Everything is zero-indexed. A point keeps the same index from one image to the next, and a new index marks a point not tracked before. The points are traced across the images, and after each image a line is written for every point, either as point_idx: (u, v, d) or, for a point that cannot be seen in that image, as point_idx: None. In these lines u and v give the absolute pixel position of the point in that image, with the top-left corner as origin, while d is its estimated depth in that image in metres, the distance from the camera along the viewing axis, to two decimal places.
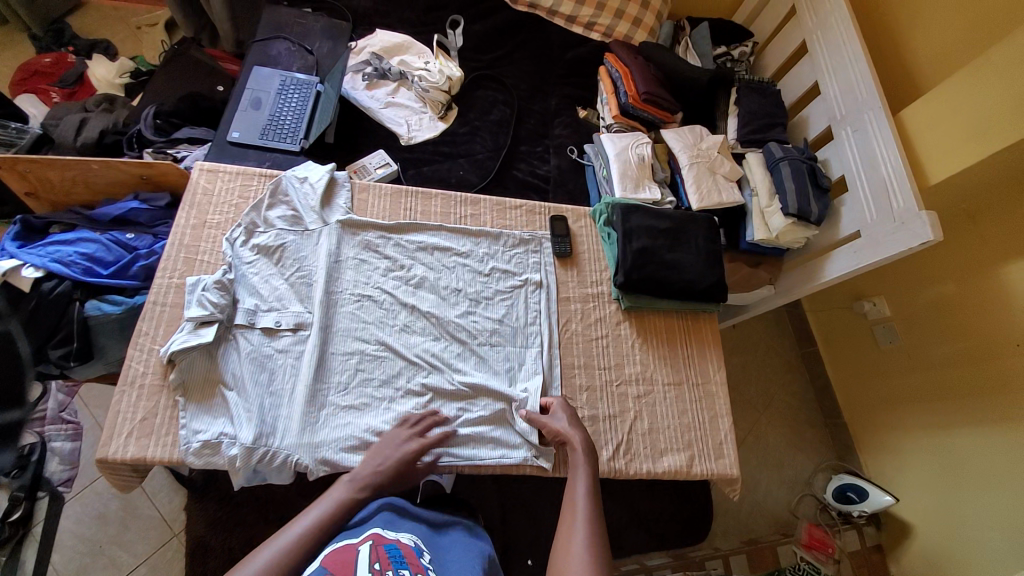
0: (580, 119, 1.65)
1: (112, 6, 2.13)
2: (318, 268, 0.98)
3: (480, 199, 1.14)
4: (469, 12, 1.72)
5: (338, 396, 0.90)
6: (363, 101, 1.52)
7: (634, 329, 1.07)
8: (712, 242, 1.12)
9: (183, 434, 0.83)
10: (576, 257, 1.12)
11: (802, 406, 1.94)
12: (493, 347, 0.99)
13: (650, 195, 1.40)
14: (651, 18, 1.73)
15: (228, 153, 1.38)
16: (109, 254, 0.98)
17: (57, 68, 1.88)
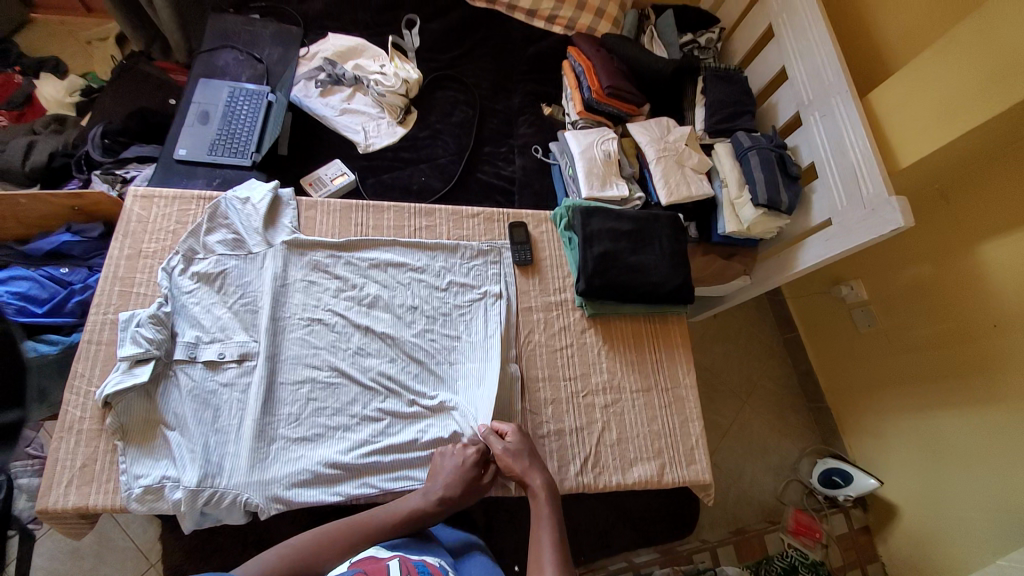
0: (545, 116, 1.60)
1: (57, 19, 2.04)
2: (263, 294, 0.93)
3: (435, 210, 1.09)
4: (426, 11, 1.66)
5: (288, 428, 0.86)
6: (316, 109, 1.46)
7: (600, 336, 1.04)
8: (677, 242, 1.08)
9: (124, 480, 0.79)
10: (537, 264, 1.08)
11: (787, 393, 1.92)
12: (453, 365, 0.95)
13: (617, 193, 1.37)
14: (614, 9, 1.68)
15: (175, 172, 1.32)
16: (43, 292, 0.95)
17: (3, 89, 1.81)
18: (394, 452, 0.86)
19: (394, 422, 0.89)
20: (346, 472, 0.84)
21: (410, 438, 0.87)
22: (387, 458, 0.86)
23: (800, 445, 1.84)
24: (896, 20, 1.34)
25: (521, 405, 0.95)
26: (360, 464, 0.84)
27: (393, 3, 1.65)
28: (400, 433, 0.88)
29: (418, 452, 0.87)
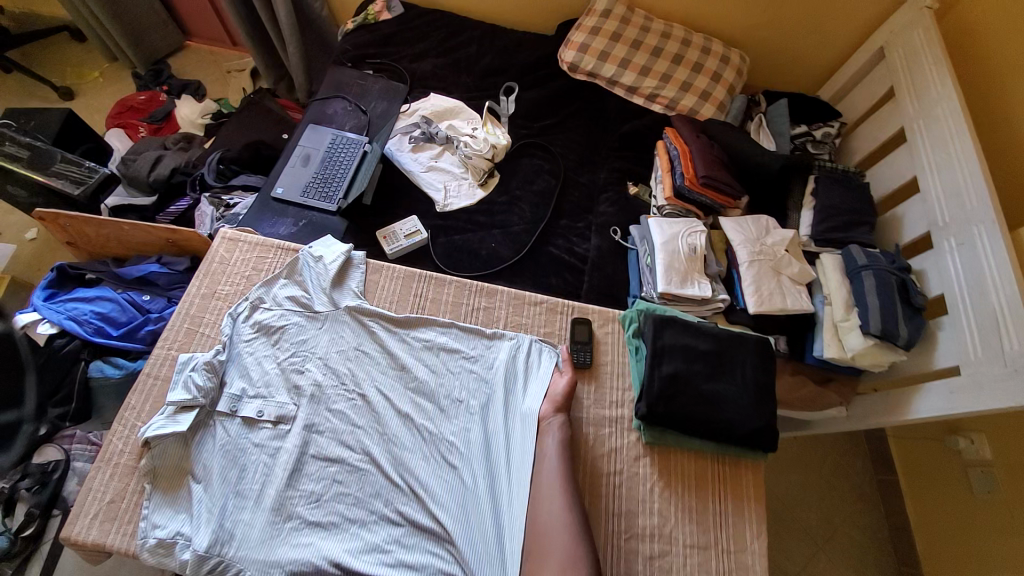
0: (630, 195, 1.52)
1: (210, 51, 2.36)
2: (315, 358, 0.92)
3: (497, 292, 1.04)
4: (526, 79, 1.69)
5: (307, 509, 0.81)
6: (405, 163, 1.51)
7: (655, 469, 0.90)
8: (763, 372, 0.94)
9: (142, 527, 0.79)
10: (596, 369, 0.98)
11: (871, 546, 1.60)
12: (485, 472, 0.86)
13: (697, 293, 1.25)
14: (721, 93, 1.60)
15: (270, 208, 1.41)
16: (122, 315, 1.00)
17: (149, 104, 2.09)
18: (404, 568, 0.78)
19: (414, 531, 0.81)
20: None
21: (424, 558, 0.79)
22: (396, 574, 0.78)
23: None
24: None
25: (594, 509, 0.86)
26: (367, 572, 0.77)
27: (496, 69, 1.70)
28: (416, 547, 0.80)
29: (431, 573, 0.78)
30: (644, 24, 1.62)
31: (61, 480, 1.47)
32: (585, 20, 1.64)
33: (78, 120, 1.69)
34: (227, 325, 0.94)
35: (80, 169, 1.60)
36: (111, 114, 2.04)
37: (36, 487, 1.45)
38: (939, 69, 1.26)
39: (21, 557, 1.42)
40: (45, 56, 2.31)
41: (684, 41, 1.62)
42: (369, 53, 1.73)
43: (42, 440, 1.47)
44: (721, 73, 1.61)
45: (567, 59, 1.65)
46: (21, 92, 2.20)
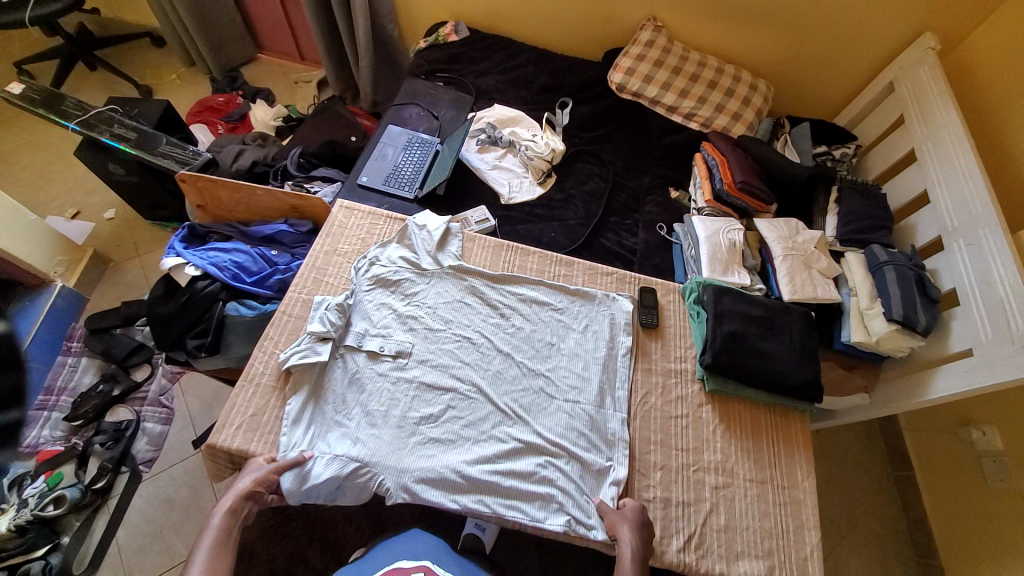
0: (672, 199, 1.70)
1: (279, 64, 2.60)
2: (426, 305, 1.07)
3: (574, 262, 1.19)
4: (578, 97, 1.91)
5: (427, 427, 0.94)
6: (474, 162, 1.69)
7: (716, 414, 1.04)
8: (807, 336, 1.09)
9: (283, 442, 0.91)
10: (661, 329, 1.12)
11: (892, 539, 1.70)
12: (576, 405, 0.99)
13: (738, 280, 1.41)
14: (751, 114, 1.82)
15: (355, 194, 1.59)
16: (254, 265, 1.14)
17: (226, 106, 2.29)
18: (513, 477, 0.91)
19: (520, 449, 0.94)
20: (467, 483, 0.89)
21: (530, 468, 0.92)
22: (506, 482, 0.90)
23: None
24: None
25: (685, 429, 1.01)
26: (483, 478, 0.89)
27: (551, 87, 1.92)
28: (522, 461, 0.93)
29: (535, 484, 0.91)
30: (683, 53, 1.85)
31: (132, 438, 1.54)
32: (631, 48, 1.87)
33: (173, 114, 1.84)
34: (351, 275, 1.10)
35: (183, 151, 1.68)
36: (192, 112, 2.24)
37: (109, 443, 1.52)
38: (943, 99, 1.46)
39: (90, 509, 1.46)
40: (125, 58, 2.52)
41: (718, 69, 1.84)
42: (438, 69, 1.95)
43: (115, 400, 1.58)
44: (751, 98, 1.83)
45: (615, 81, 1.86)
46: (104, 87, 2.39)
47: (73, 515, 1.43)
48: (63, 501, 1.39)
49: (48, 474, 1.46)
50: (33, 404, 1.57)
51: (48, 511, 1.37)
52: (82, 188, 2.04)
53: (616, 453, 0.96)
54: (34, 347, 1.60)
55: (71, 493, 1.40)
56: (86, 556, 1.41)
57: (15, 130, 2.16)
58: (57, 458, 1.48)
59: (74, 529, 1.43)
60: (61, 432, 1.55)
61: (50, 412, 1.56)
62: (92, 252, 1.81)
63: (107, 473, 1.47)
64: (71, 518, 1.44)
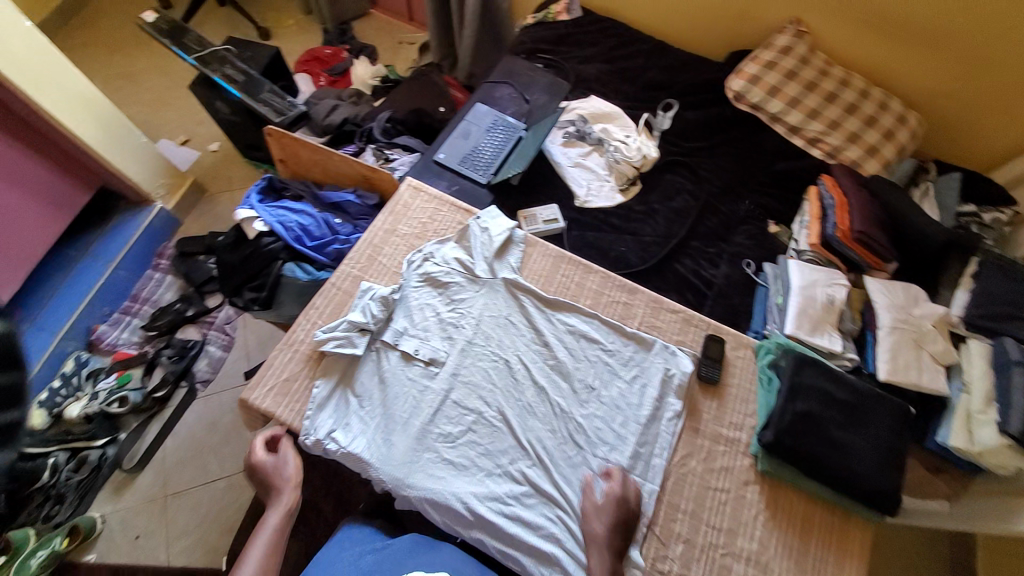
0: (769, 233, 1.51)
1: (388, 21, 2.60)
2: (469, 315, 1.02)
3: (638, 290, 1.08)
4: (686, 100, 1.72)
5: (443, 446, 0.91)
6: (556, 155, 1.58)
7: (763, 498, 0.91)
8: (895, 439, 0.92)
9: (307, 425, 0.91)
10: (722, 388, 0.99)
11: None
12: (604, 462, 0.91)
13: (827, 345, 1.22)
14: (891, 151, 1.56)
15: (430, 170, 1.57)
16: (317, 230, 1.15)
17: (332, 58, 2.34)
18: (519, 525, 0.85)
19: (532, 494, 0.88)
20: (472, 518, 0.85)
21: (540, 521, 0.85)
22: (510, 527, 0.85)
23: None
24: None
25: (723, 508, 0.89)
26: (489, 517, 0.85)
27: (658, 85, 1.75)
28: (531, 508, 0.87)
29: (540, 540, 0.84)
30: (823, 68, 1.63)
31: (194, 357, 1.69)
32: (761, 54, 1.65)
33: (281, 61, 1.90)
34: (404, 267, 1.07)
35: (282, 101, 1.76)
36: (300, 60, 2.32)
37: (174, 358, 1.67)
38: None
39: (148, 412, 1.63)
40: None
41: (864, 93, 1.61)
42: (541, 49, 1.84)
43: (186, 319, 1.72)
44: (896, 132, 1.57)
45: (734, 88, 1.65)
46: (228, 25, 2.52)
47: (133, 415, 1.61)
48: (126, 402, 1.57)
49: (119, 373, 1.62)
50: (118, 308, 1.75)
51: (114, 407, 1.56)
52: (194, 119, 2.19)
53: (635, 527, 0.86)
54: (126, 258, 1.75)
55: (135, 397, 1.58)
56: (137, 455, 1.58)
57: (148, 55, 2.34)
58: (129, 361, 1.64)
59: (132, 427, 1.61)
60: (137, 338, 1.71)
61: (131, 318, 1.74)
62: (190, 181, 1.94)
63: (168, 385, 1.63)
64: (130, 417, 1.62)
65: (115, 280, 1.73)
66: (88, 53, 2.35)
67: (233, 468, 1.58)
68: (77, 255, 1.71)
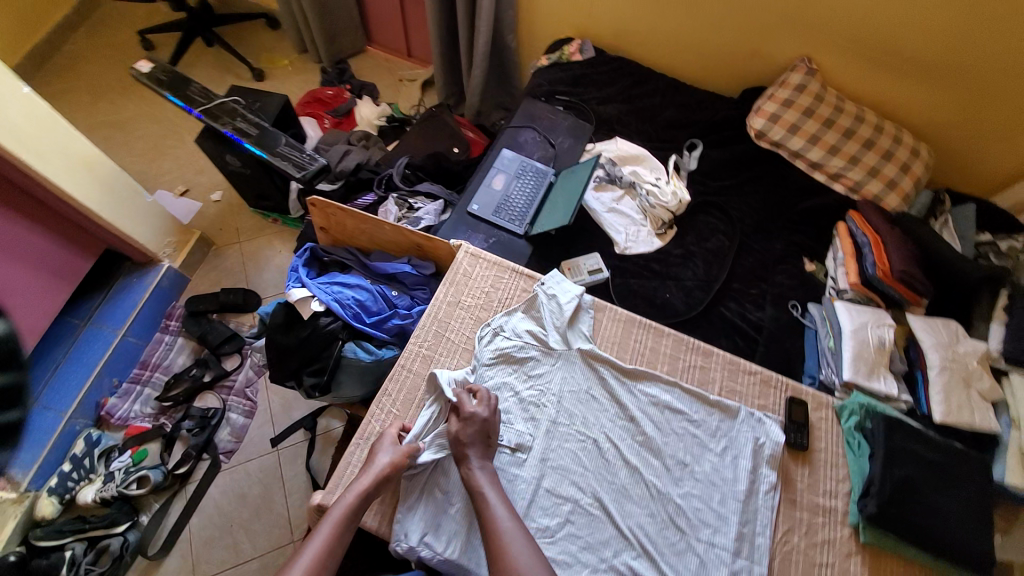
0: (806, 272, 1.53)
1: (385, 57, 2.53)
2: (550, 393, 1.00)
3: (713, 352, 1.09)
4: (709, 138, 1.74)
5: (543, 542, 0.88)
6: (590, 201, 1.56)
7: (865, 568, 0.93)
8: (986, 495, 0.95)
9: (398, 530, 0.89)
10: (811, 452, 1.01)
11: None
12: (711, 548, 0.89)
13: (884, 389, 1.23)
14: (909, 184, 1.58)
15: (464, 223, 1.53)
16: (375, 304, 1.22)
17: (334, 100, 2.26)
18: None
19: None
20: None
21: None
22: None
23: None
24: None
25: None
26: None
27: (679, 124, 1.76)
28: None
29: None
30: (837, 104, 1.63)
31: (215, 427, 1.56)
32: (776, 92, 1.66)
33: (291, 109, 1.82)
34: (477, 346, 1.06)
35: (301, 154, 1.70)
36: (302, 102, 2.24)
37: (195, 430, 1.55)
38: None
39: (169, 491, 1.50)
40: (243, 36, 2.54)
41: (878, 127, 1.61)
42: (559, 91, 1.84)
43: (204, 386, 1.61)
44: (911, 165, 1.59)
45: (755, 125, 1.68)
46: (219, 65, 2.42)
47: (152, 496, 1.48)
48: (146, 482, 1.44)
49: (134, 449, 1.50)
50: (128, 377, 1.62)
51: (131, 489, 1.42)
52: (192, 167, 2.08)
53: None
54: (136, 323, 1.63)
55: (155, 475, 1.45)
56: (160, 540, 1.44)
57: (136, 99, 2.22)
58: (146, 435, 1.53)
59: (154, 509, 1.47)
60: (150, 409, 1.59)
61: (143, 386, 1.61)
62: (198, 235, 1.82)
63: (190, 460, 1.51)
64: (150, 498, 1.48)
65: (124, 347, 1.60)
66: (68, 98, 2.20)
67: (264, 548, 1.45)
68: (81, 323, 1.58)
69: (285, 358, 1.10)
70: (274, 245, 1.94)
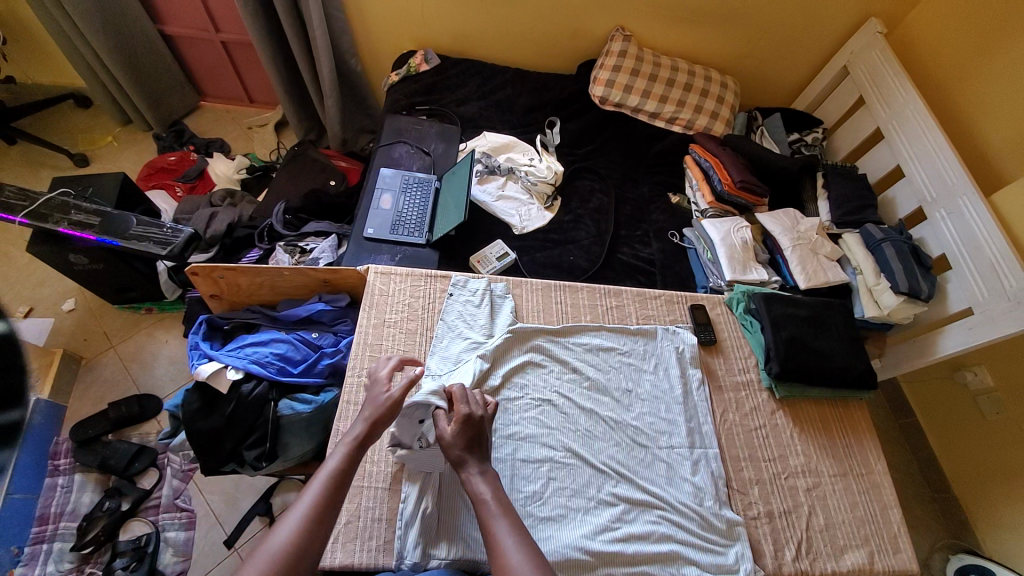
0: (674, 204, 1.77)
1: (224, 108, 2.37)
2: (499, 373, 1.06)
3: (622, 291, 1.26)
4: (564, 113, 1.90)
5: (535, 507, 0.93)
6: (477, 195, 1.64)
7: (789, 417, 1.15)
8: (851, 329, 1.23)
9: (400, 547, 0.92)
10: (720, 344, 1.23)
11: (898, 478, 1.71)
12: (673, 450, 1.04)
13: (758, 277, 1.48)
14: (727, 111, 1.88)
15: (365, 248, 1.52)
16: (297, 352, 1.18)
17: (180, 164, 2.07)
18: (635, 541, 0.91)
19: (630, 509, 0.95)
20: (594, 559, 0.88)
21: (647, 528, 0.93)
22: (628, 548, 0.90)
23: (923, 536, 1.61)
24: (1001, 126, 1.43)
25: (769, 441, 1.12)
26: (607, 550, 0.89)
27: (535, 107, 1.90)
28: (635, 521, 0.94)
29: (654, 544, 0.92)
30: (655, 59, 1.85)
31: (156, 553, 1.35)
32: (606, 60, 1.85)
33: (133, 184, 1.65)
34: (424, 356, 1.11)
35: (160, 231, 1.54)
36: (141, 176, 2.02)
37: (132, 565, 1.32)
38: (901, 78, 1.54)
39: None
40: (45, 123, 2.21)
41: (691, 71, 1.87)
42: (417, 102, 1.89)
43: (125, 515, 1.40)
44: (724, 95, 1.89)
45: (598, 94, 1.86)
46: (28, 161, 2.09)
47: None
48: None
49: None
50: (27, 539, 1.35)
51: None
52: (29, 281, 1.79)
53: (716, 502, 0.99)
54: (16, 476, 1.35)
55: None
56: None
57: None
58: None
59: None
60: (68, 563, 1.34)
61: (50, 544, 1.36)
62: (62, 352, 1.60)
63: None
64: None
65: (12, 508, 1.32)
66: None
67: None
68: None
69: (218, 441, 1.05)
70: (158, 336, 1.75)
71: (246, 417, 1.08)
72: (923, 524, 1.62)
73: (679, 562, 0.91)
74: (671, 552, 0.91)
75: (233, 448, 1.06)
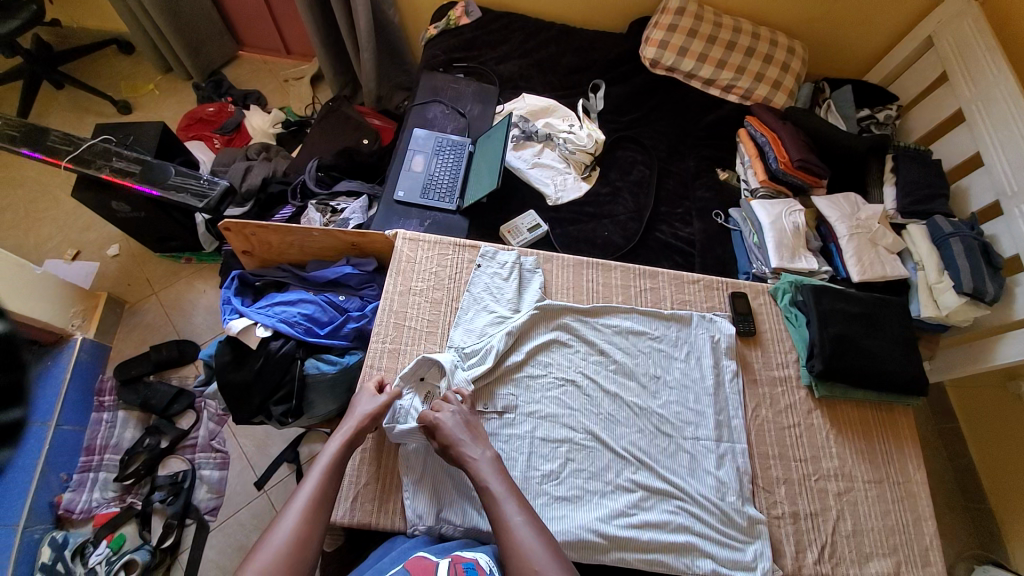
0: (721, 181, 1.65)
1: (262, 60, 2.34)
2: (522, 350, 1.04)
3: (658, 273, 1.20)
4: (610, 76, 1.78)
5: (550, 485, 0.93)
6: (512, 161, 1.58)
7: (826, 418, 1.09)
8: (906, 330, 1.14)
9: (412, 509, 0.93)
10: (759, 336, 1.16)
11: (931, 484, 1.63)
12: (698, 441, 1.01)
13: (807, 266, 1.37)
14: (791, 81, 1.71)
15: (394, 211, 1.50)
16: (324, 314, 1.18)
17: (218, 116, 2.07)
18: (650, 529, 0.90)
19: (647, 496, 0.93)
20: (607, 542, 0.88)
21: (664, 517, 0.91)
22: (643, 535, 0.89)
23: (948, 544, 1.55)
24: None
25: (801, 440, 1.06)
26: (620, 535, 0.88)
27: (578, 68, 1.78)
28: (652, 509, 0.92)
29: (672, 533, 0.90)
30: (715, 19, 1.69)
31: (191, 488, 1.46)
32: (660, 18, 1.70)
33: (171, 135, 1.66)
34: (448, 327, 1.09)
35: (197, 182, 1.54)
36: (180, 127, 2.04)
37: (169, 498, 1.44)
38: (993, 51, 1.35)
39: (162, 568, 1.39)
40: (92, 69, 2.24)
41: (755, 34, 1.70)
42: (455, 59, 1.80)
43: (164, 452, 1.50)
44: (790, 63, 1.71)
45: (648, 56, 1.72)
46: (76, 107, 2.14)
47: None
48: (133, 566, 1.32)
49: (110, 537, 1.38)
50: (75, 467, 1.46)
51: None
52: (77, 226, 1.86)
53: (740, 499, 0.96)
54: (65, 409, 1.46)
55: (141, 555, 1.33)
56: None
57: None
58: (116, 519, 1.40)
59: None
60: (112, 492, 1.45)
61: (97, 472, 1.47)
62: (106, 296, 1.67)
63: (174, 527, 1.40)
64: None
65: (61, 437, 1.43)
66: None
67: None
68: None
69: (247, 394, 1.08)
70: (195, 285, 1.80)
71: (274, 373, 1.10)
72: (951, 533, 1.55)
73: (694, 553, 0.90)
74: (686, 544, 0.90)
75: (260, 403, 1.09)
